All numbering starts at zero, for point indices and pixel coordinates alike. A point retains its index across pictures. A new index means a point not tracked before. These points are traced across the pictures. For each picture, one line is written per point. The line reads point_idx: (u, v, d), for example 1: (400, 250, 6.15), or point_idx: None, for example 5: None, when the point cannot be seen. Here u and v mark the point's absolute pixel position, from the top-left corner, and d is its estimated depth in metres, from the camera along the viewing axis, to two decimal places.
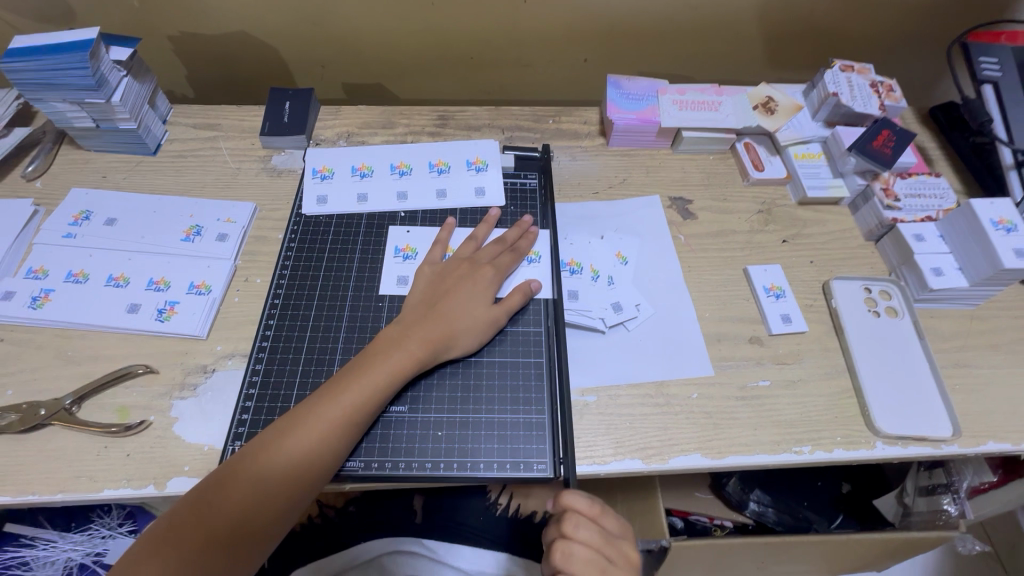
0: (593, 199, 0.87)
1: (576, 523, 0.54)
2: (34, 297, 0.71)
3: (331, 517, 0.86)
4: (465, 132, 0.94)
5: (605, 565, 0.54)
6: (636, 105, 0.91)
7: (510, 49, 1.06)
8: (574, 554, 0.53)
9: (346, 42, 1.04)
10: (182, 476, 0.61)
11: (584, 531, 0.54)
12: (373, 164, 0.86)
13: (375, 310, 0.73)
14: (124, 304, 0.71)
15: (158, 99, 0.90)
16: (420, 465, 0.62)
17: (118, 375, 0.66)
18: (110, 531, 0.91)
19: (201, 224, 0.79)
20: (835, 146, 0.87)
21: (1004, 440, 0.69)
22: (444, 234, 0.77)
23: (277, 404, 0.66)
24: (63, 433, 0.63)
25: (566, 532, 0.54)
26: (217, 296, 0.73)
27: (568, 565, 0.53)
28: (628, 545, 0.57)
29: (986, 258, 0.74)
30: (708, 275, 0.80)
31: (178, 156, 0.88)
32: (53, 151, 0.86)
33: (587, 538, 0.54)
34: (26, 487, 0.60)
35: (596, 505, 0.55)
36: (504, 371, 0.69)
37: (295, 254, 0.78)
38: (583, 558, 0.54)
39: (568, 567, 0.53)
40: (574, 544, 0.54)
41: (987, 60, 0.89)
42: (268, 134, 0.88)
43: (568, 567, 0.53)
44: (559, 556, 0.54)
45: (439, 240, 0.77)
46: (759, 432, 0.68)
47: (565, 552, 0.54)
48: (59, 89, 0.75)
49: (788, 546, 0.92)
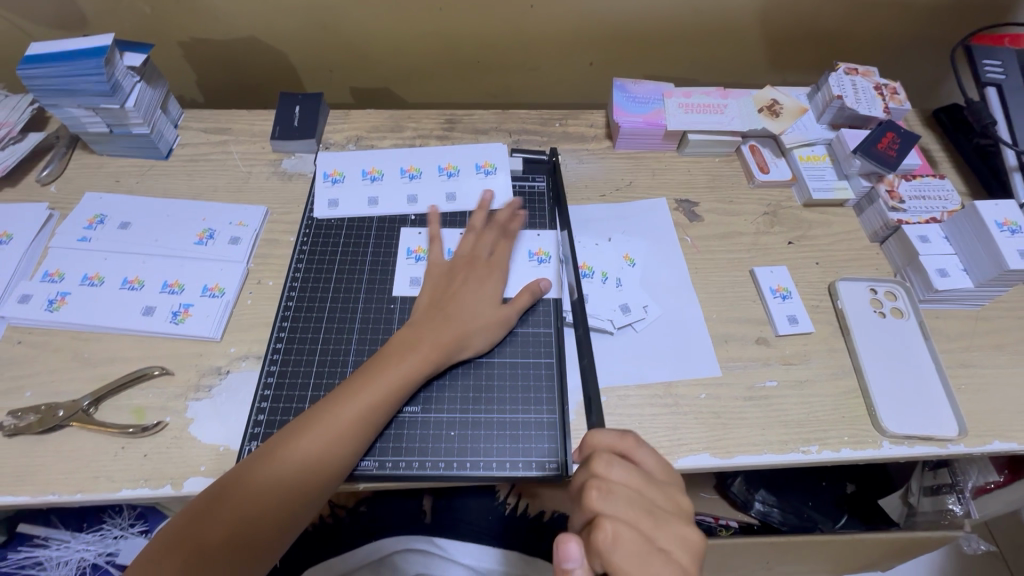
0: (600, 201, 0.88)
1: (608, 461, 0.53)
2: (51, 299, 0.72)
3: (342, 517, 0.87)
4: (473, 135, 0.95)
5: (646, 502, 0.51)
6: (642, 108, 0.92)
7: (516, 52, 1.07)
8: (614, 492, 0.51)
9: (354, 46, 1.05)
10: (198, 476, 0.62)
11: (618, 469, 0.53)
12: (383, 168, 0.87)
13: (387, 312, 0.74)
14: (139, 307, 0.72)
15: (170, 104, 0.91)
16: (433, 465, 0.63)
17: (135, 377, 0.67)
18: (121, 532, 0.93)
19: (214, 227, 0.80)
20: (840, 148, 0.88)
21: (1010, 439, 0.70)
22: (434, 230, 0.79)
23: (292, 405, 0.67)
24: (81, 434, 0.64)
25: (599, 471, 0.53)
26: (231, 299, 0.74)
27: (609, 502, 0.51)
28: (672, 488, 0.54)
29: (991, 259, 0.75)
30: (715, 276, 0.81)
31: (190, 160, 0.89)
32: (67, 155, 0.87)
33: (623, 476, 0.53)
34: (46, 487, 0.61)
35: (627, 438, 0.56)
36: (515, 372, 0.70)
37: (308, 257, 0.79)
38: (622, 495, 0.51)
39: (610, 505, 0.50)
40: (611, 483, 0.52)
41: (991, 62, 0.90)
42: (279, 138, 0.89)
43: (609, 504, 0.51)
44: (596, 493, 0.51)
45: (435, 238, 0.78)
46: (767, 431, 0.68)
47: (604, 490, 0.51)
48: (74, 95, 0.76)
49: (794, 546, 0.93)
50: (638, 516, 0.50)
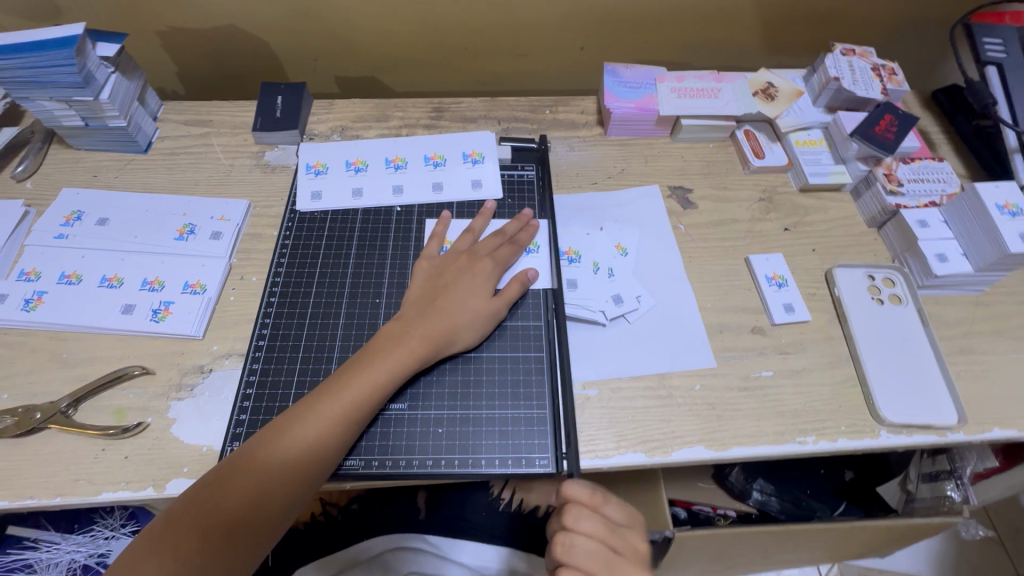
0: (592, 189, 0.86)
1: (576, 514, 0.54)
2: (28, 299, 0.70)
3: (333, 514, 0.86)
4: (460, 124, 0.93)
5: (609, 553, 0.53)
6: (634, 93, 0.89)
7: (505, 38, 1.04)
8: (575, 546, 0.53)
9: (338, 34, 1.02)
10: (180, 478, 0.60)
11: (585, 522, 0.54)
12: (368, 158, 0.85)
13: (372, 308, 0.72)
14: (119, 305, 0.71)
15: (148, 96, 0.88)
16: (421, 463, 0.62)
17: (114, 377, 0.66)
18: (113, 532, 0.92)
19: (194, 222, 0.78)
20: (836, 131, 0.86)
21: (1009, 426, 0.68)
22: (439, 227, 0.76)
23: (274, 404, 0.65)
24: (60, 437, 0.62)
25: (567, 523, 0.54)
26: (213, 295, 0.72)
27: (571, 555, 0.53)
28: (634, 534, 0.56)
29: (991, 242, 0.73)
30: (709, 265, 0.79)
31: (170, 153, 0.87)
32: (43, 150, 0.85)
33: (589, 528, 0.54)
34: (24, 491, 0.59)
35: (597, 493, 0.56)
36: (505, 366, 0.68)
37: (290, 252, 0.77)
38: (585, 548, 0.53)
39: (572, 559, 0.53)
40: (576, 535, 0.53)
41: (990, 42, 0.87)
42: (260, 129, 0.86)
43: (571, 557, 0.52)
44: (560, 548, 0.53)
45: (435, 234, 0.76)
46: (763, 422, 0.67)
47: (567, 542, 0.53)
48: (45, 87, 0.74)
49: (793, 535, 0.92)
50: (597, 569, 0.52)
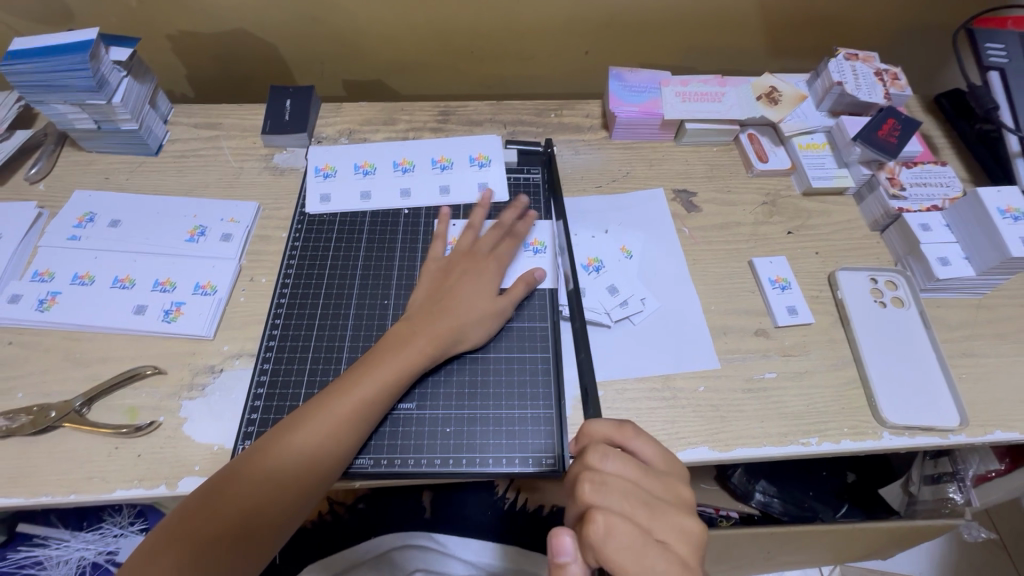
0: (596, 192, 0.87)
1: (602, 453, 0.51)
2: (42, 299, 0.71)
3: (341, 514, 0.87)
4: (467, 127, 0.94)
5: (643, 494, 0.50)
6: (639, 97, 0.90)
7: (511, 42, 1.05)
8: (607, 482, 0.49)
9: (346, 38, 1.03)
10: (192, 476, 0.61)
11: (613, 460, 0.51)
12: (375, 161, 0.86)
13: (381, 308, 0.73)
14: (131, 305, 0.72)
15: (158, 99, 0.90)
16: (429, 462, 0.63)
17: (127, 376, 0.67)
18: (121, 530, 0.93)
19: (205, 224, 0.79)
20: (839, 136, 0.87)
21: (1011, 428, 0.69)
22: (441, 227, 0.77)
23: (285, 404, 0.66)
24: (73, 435, 0.63)
25: (593, 463, 0.51)
26: (223, 296, 0.73)
27: (603, 495, 0.49)
28: (671, 477, 0.52)
29: (993, 246, 0.74)
30: (713, 267, 0.80)
31: (180, 156, 0.88)
32: (55, 152, 0.86)
33: (617, 467, 0.51)
34: (39, 489, 0.60)
35: (623, 428, 0.54)
36: (512, 367, 0.69)
37: (300, 254, 0.78)
38: (616, 485, 0.49)
39: (605, 498, 0.49)
40: (604, 474, 0.50)
41: (993, 47, 0.88)
42: (269, 132, 0.87)
43: (602, 496, 0.49)
44: (589, 486, 0.49)
45: (438, 235, 0.76)
46: (766, 423, 0.68)
47: (596, 482, 0.49)
48: (59, 91, 0.75)
49: (795, 536, 0.92)
50: (634, 507, 0.48)
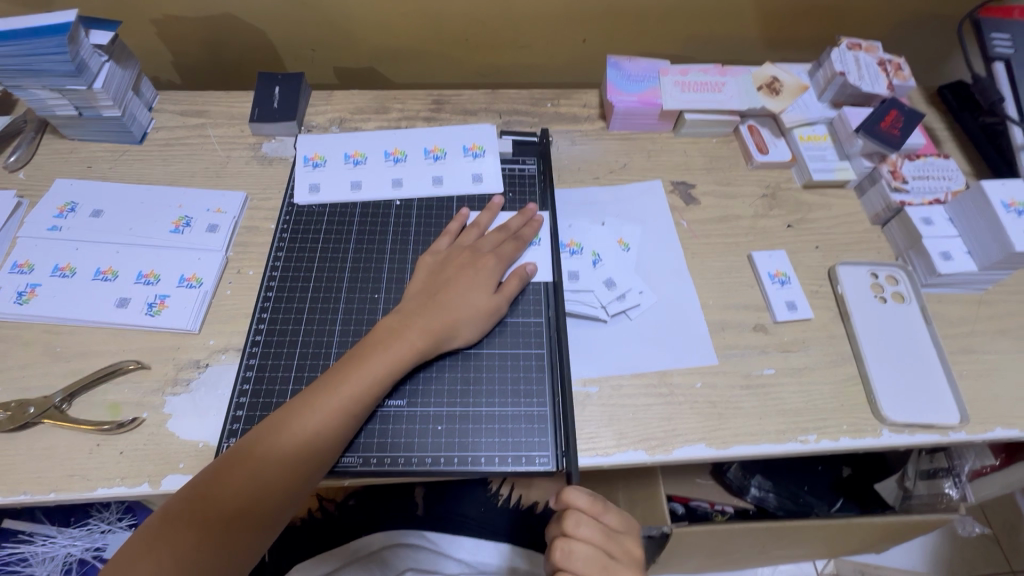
0: (593, 184, 0.85)
1: (576, 521, 0.52)
2: (21, 292, 0.69)
3: (331, 510, 0.86)
4: (461, 116, 0.91)
5: (606, 557, 0.52)
6: (637, 86, 0.88)
7: (507, 29, 1.03)
8: (575, 552, 0.51)
9: (338, 25, 1.01)
10: (177, 474, 0.60)
11: (585, 529, 0.52)
12: (367, 151, 0.83)
13: (371, 302, 0.72)
14: (113, 298, 0.70)
15: (143, 85, 0.87)
16: (420, 460, 0.61)
17: (109, 371, 0.65)
18: (109, 526, 0.91)
19: (190, 215, 0.77)
20: (842, 127, 0.85)
21: (1010, 426, 0.68)
22: (455, 224, 0.75)
23: (272, 400, 0.64)
24: (53, 431, 0.62)
25: (565, 528, 0.52)
26: (209, 289, 0.71)
27: (570, 562, 0.51)
28: (631, 540, 0.55)
29: (996, 241, 0.72)
30: (711, 261, 0.79)
31: (165, 144, 0.85)
32: (36, 140, 0.83)
33: (588, 535, 0.52)
34: (17, 487, 0.58)
35: (597, 500, 0.54)
36: (505, 363, 0.67)
37: (288, 246, 0.76)
38: (584, 555, 0.51)
39: (571, 565, 0.51)
40: (575, 542, 0.52)
41: (999, 36, 0.86)
42: (257, 120, 0.85)
43: (570, 563, 0.51)
44: (559, 553, 0.51)
45: (448, 231, 0.74)
46: (765, 420, 0.66)
47: (566, 550, 0.51)
48: (37, 76, 0.72)
49: (791, 532, 0.92)
50: None
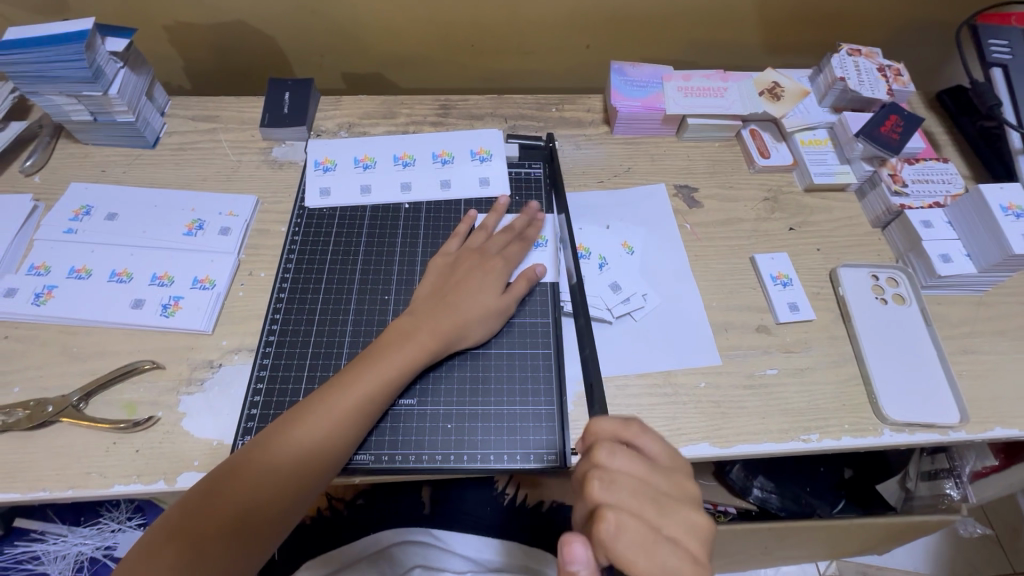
0: (598, 188, 0.86)
1: (610, 449, 0.51)
2: (38, 293, 0.71)
3: (341, 510, 0.87)
4: (467, 121, 0.93)
5: (652, 491, 0.49)
6: (641, 92, 0.90)
7: (513, 35, 1.04)
8: (616, 480, 0.49)
9: (347, 31, 1.02)
10: (191, 471, 0.61)
11: (620, 457, 0.50)
12: (376, 155, 0.85)
13: (382, 304, 0.73)
14: (128, 299, 0.71)
15: (156, 91, 0.89)
16: (430, 458, 0.63)
17: (125, 371, 0.66)
18: (119, 524, 0.92)
19: (203, 218, 0.78)
20: (842, 131, 0.87)
21: (1009, 425, 0.69)
22: (463, 227, 0.76)
23: (285, 399, 0.65)
24: (70, 430, 0.63)
25: (601, 460, 0.50)
26: (222, 290, 0.73)
27: (610, 491, 0.48)
28: (677, 474, 0.52)
29: (995, 243, 0.74)
30: (715, 263, 0.80)
31: (177, 148, 0.87)
32: (51, 145, 0.85)
33: (626, 464, 0.50)
34: (37, 484, 0.60)
35: (629, 425, 0.54)
36: (513, 363, 0.69)
37: (299, 248, 0.77)
38: (624, 482, 0.49)
39: (611, 493, 0.48)
40: (612, 471, 0.49)
41: (997, 43, 0.88)
42: (268, 125, 0.87)
43: (610, 492, 0.48)
44: (598, 483, 0.49)
45: (457, 234, 0.76)
46: (768, 420, 0.68)
47: (604, 480, 0.49)
48: (54, 82, 0.74)
49: (794, 531, 0.93)
50: (643, 504, 0.47)
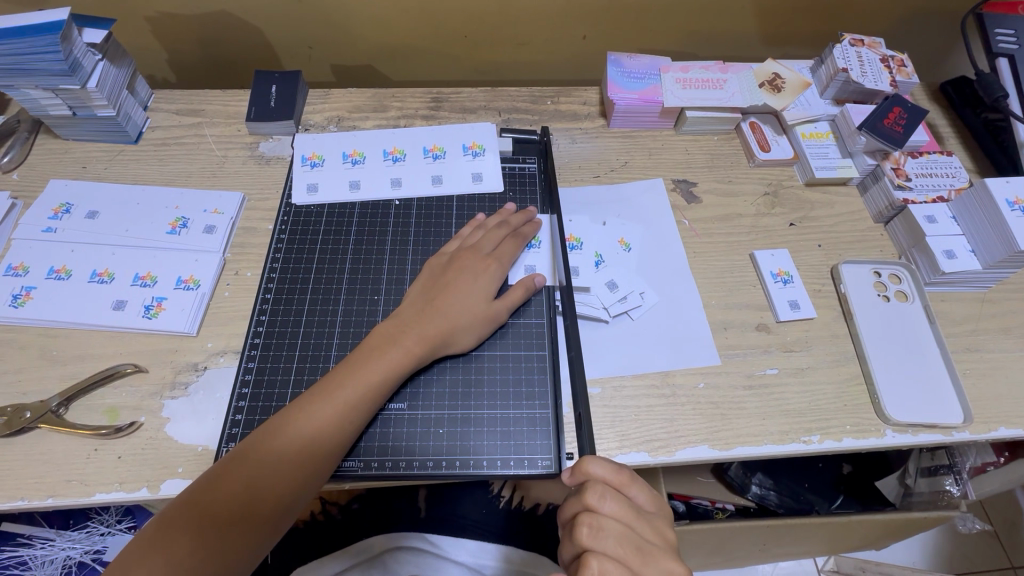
0: (594, 182, 0.84)
1: (601, 493, 0.49)
2: (16, 295, 0.68)
3: (333, 514, 0.85)
4: (460, 114, 0.90)
5: (636, 538, 0.48)
6: (638, 83, 0.87)
7: (507, 26, 1.02)
8: (604, 528, 0.48)
9: (335, 23, 1.00)
10: (175, 478, 0.59)
11: (611, 502, 0.49)
12: (365, 150, 0.82)
13: (371, 305, 0.71)
14: (109, 300, 0.69)
15: (138, 84, 0.86)
16: (422, 464, 0.61)
17: (106, 375, 0.64)
18: (109, 528, 0.90)
19: (187, 216, 0.76)
20: (844, 124, 0.84)
21: (1014, 425, 0.68)
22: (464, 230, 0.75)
23: (271, 404, 0.63)
24: (50, 436, 0.61)
25: (591, 504, 0.49)
26: (206, 291, 0.71)
27: (599, 540, 0.47)
28: (661, 521, 0.51)
29: (1000, 239, 0.72)
30: (714, 260, 0.78)
31: (161, 144, 0.84)
32: (29, 141, 0.82)
33: (615, 510, 0.49)
34: (15, 493, 0.58)
35: (622, 472, 0.51)
36: (507, 365, 0.67)
37: (286, 247, 0.75)
38: (613, 531, 0.48)
39: (600, 542, 0.47)
40: (602, 517, 0.48)
41: (1004, 33, 0.86)
42: (255, 120, 0.84)
43: (598, 541, 0.47)
44: (587, 530, 0.48)
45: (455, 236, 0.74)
46: (768, 421, 0.66)
47: (594, 526, 0.48)
48: (29, 75, 0.71)
49: (793, 530, 0.91)
50: (628, 554, 0.47)
